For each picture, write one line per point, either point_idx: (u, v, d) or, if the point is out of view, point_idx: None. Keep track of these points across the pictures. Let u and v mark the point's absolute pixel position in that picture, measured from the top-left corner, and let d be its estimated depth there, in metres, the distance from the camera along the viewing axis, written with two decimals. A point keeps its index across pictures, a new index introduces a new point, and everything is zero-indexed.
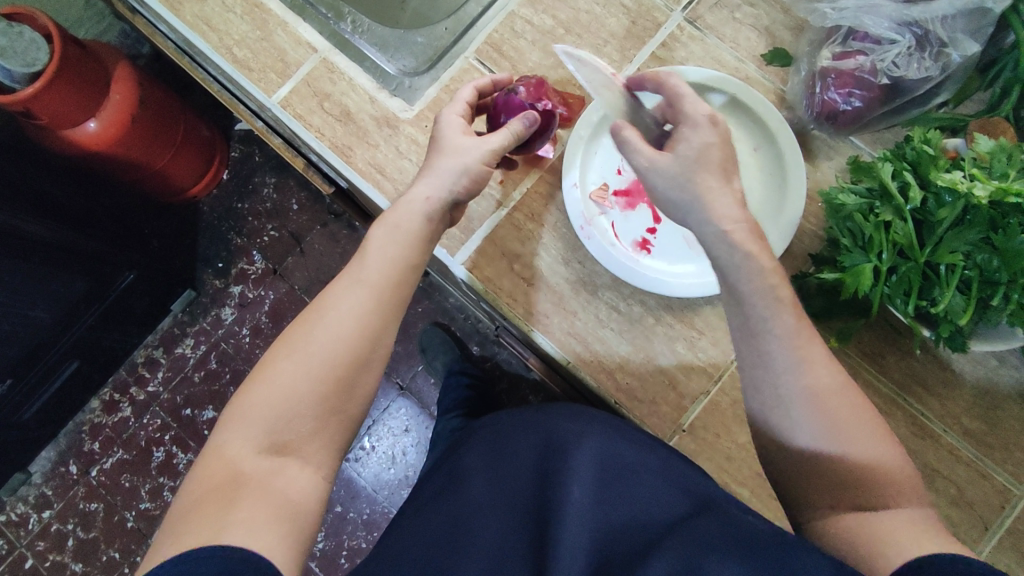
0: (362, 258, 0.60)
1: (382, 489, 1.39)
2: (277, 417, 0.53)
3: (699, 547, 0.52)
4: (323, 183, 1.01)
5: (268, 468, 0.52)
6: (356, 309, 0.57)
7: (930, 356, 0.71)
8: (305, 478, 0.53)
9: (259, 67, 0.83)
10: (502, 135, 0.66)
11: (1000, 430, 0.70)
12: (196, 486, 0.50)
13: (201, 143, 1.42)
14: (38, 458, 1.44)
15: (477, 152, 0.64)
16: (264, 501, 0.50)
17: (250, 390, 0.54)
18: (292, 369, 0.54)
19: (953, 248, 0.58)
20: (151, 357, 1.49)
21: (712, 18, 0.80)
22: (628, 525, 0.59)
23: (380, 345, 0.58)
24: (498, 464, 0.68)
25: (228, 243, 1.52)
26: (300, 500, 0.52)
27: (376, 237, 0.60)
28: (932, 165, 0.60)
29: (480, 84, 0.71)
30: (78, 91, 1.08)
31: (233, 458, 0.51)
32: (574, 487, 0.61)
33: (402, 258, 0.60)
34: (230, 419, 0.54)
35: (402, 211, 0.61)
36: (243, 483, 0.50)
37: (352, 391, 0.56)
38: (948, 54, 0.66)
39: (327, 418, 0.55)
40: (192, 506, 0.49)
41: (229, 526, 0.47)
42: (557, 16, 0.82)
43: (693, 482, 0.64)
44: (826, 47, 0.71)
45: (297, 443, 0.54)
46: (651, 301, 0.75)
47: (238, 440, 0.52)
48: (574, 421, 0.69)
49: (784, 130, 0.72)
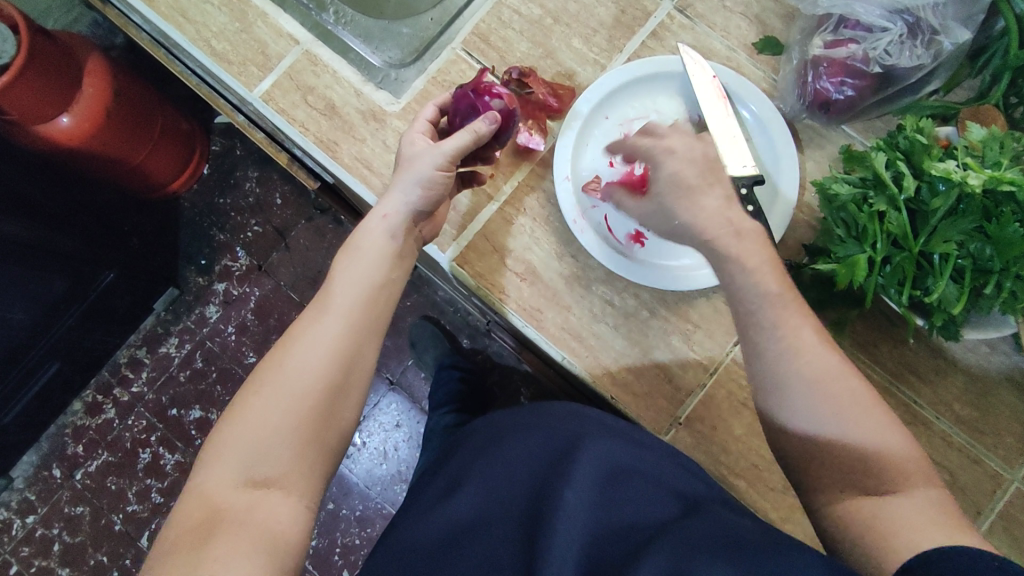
0: (329, 287, 0.62)
1: (375, 485, 1.38)
2: (252, 451, 0.54)
3: (680, 550, 0.52)
4: (307, 178, 0.99)
5: (248, 502, 0.53)
6: (326, 336, 0.58)
7: (922, 345, 0.72)
8: (287, 508, 0.54)
9: (239, 60, 0.81)
10: (459, 137, 0.66)
11: (991, 416, 0.71)
12: (175, 527, 0.52)
13: (179, 136, 1.39)
14: (20, 463, 1.41)
15: (431, 160, 0.65)
16: (241, 535, 0.50)
17: (225, 428, 0.56)
18: (264, 403, 0.56)
19: (947, 237, 0.59)
20: (135, 358, 1.46)
21: (702, 6, 0.79)
22: (622, 528, 0.58)
23: (355, 368, 0.59)
24: (492, 468, 0.67)
25: (210, 240, 1.49)
26: (281, 530, 0.53)
27: (341, 265, 0.64)
28: (925, 154, 0.60)
29: (439, 102, 0.72)
30: (49, 84, 1.05)
31: (212, 495, 0.53)
32: (570, 490, 0.59)
33: (367, 279, 0.62)
34: (207, 457, 0.56)
35: (363, 234, 0.64)
36: (221, 519, 0.51)
37: (329, 417, 0.57)
38: (939, 42, 0.66)
39: (306, 446, 0.56)
40: (170, 546, 0.50)
41: (204, 564, 0.48)
42: (545, 5, 0.80)
43: (686, 482, 0.64)
44: (818, 35, 0.70)
45: (275, 474, 0.54)
46: (646, 294, 0.75)
47: (216, 476, 0.54)
48: (567, 424, 0.69)
49: (777, 119, 0.73)
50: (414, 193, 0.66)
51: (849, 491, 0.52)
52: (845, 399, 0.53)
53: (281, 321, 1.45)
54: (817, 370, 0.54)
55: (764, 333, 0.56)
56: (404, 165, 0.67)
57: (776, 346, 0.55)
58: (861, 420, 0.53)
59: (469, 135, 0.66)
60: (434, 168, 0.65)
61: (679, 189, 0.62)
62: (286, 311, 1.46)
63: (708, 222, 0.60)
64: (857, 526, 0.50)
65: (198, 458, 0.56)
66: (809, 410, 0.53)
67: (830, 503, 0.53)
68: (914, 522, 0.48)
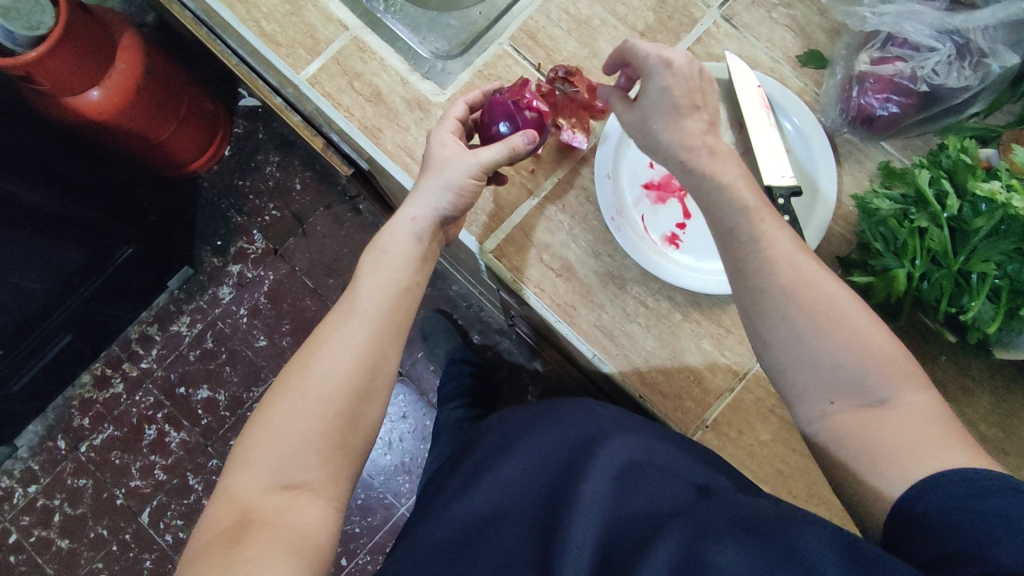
0: (354, 290, 0.62)
1: (379, 474, 1.38)
2: (281, 458, 0.55)
3: (694, 532, 0.52)
4: (341, 164, 0.99)
5: (278, 505, 0.53)
6: (352, 342, 0.59)
7: (950, 363, 0.73)
8: (316, 511, 0.55)
9: (288, 42, 0.82)
10: (494, 148, 0.66)
11: (1015, 436, 0.72)
12: (206, 531, 0.52)
13: (204, 117, 1.39)
14: (25, 432, 1.41)
15: (464, 167, 0.65)
16: (272, 536, 0.51)
17: (251, 434, 0.57)
18: (291, 409, 0.56)
19: (986, 257, 0.59)
20: (146, 334, 1.46)
21: (748, 16, 0.81)
22: (639, 517, 0.58)
23: (379, 373, 0.59)
24: (509, 463, 0.67)
25: (227, 221, 1.49)
26: (309, 532, 0.53)
27: (367, 268, 0.63)
28: (970, 173, 0.61)
29: (470, 99, 0.72)
30: (84, 56, 1.05)
31: (242, 499, 0.54)
32: (587, 483, 0.60)
33: (394, 283, 0.62)
34: (236, 459, 0.56)
35: (390, 237, 0.64)
36: (252, 521, 0.52)
37: (354, 423, 0.58)
38: (988, 65, 0.67)
39: (331, 452, 0.56)
40: (202, 549, 0.51)
41: (238, 565, 0.48)
42: (593, 7, 0.82)
43: (698, 472, 0.63)
44: (865, 52, 0.72)
45: (304, 477, 0.55)
46: (679, 297, 0.76)
47: (245, 480, 0.54)
48: (584, 421, 0.69)
49: (818, 132, 0.73)
50: (443, 197, 0.65)
51: (840, 402, 0.54)
52: (831, 309, 0.54)
53: (294, 306, 1.46)
54: (798, 280, 0.55)
55: (771, 324, 0.56)
56: (433, 166, 0.66)
57: (759, 266, 0.57)
58: (851, 328, 0.54)
59: (505, 148, 0.66)
60: (465, 176, 0.65)
61: (666, 108, 0.61)
62: (300, 296, 1.46)
63: (687, 140, 0.61)
64: (850, 440, 0.52)
65: (226, 464, 0.57)
66: (794, 322, 0.54)
67: (822, 415, 0.55)
68: (910, 437, 0.50)
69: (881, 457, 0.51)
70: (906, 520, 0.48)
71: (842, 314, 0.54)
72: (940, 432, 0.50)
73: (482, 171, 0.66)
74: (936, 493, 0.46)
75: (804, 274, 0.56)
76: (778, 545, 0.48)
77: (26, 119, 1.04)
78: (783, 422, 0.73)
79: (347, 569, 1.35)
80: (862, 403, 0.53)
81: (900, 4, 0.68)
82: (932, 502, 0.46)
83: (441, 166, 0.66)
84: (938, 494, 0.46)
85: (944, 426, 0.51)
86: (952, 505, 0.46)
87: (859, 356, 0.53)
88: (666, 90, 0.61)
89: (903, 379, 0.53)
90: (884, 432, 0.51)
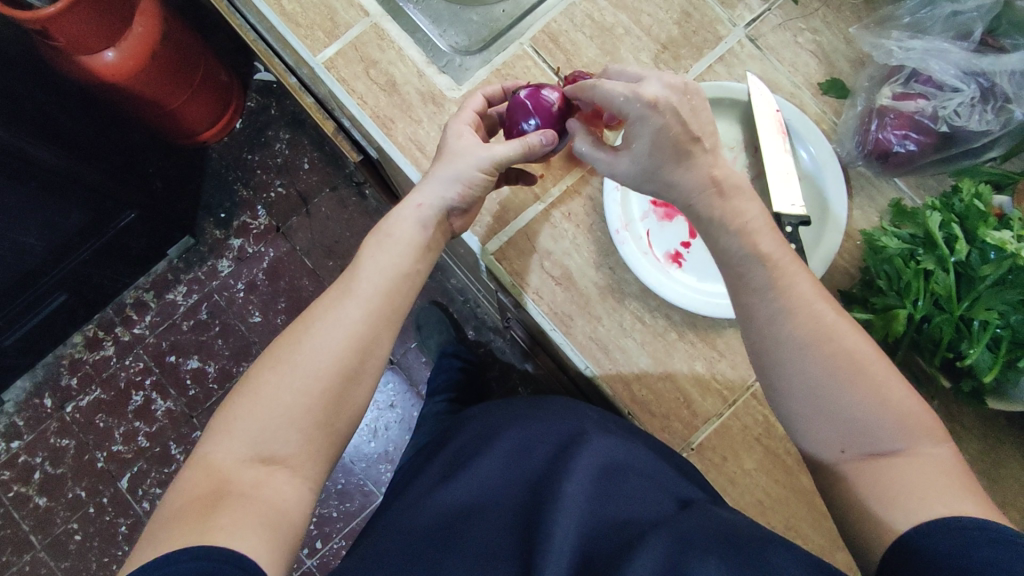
0: (354, 271, 0.61)
1: (361, 461, 1.37)
2: (262, 430, 0.54)
3: (676, 543, 0.52)
4: (351, 150, 0.98)
5: (254, 479, 0.52)
6: (345, 323, 0.58)
7: (945, 407, 0.72)
8: (293, 489, 0.54)
9: (307, 23, 0.81)
10: (511, 144, 0.64)
11: (1000, 487, 0.71)
12: (181, 496, 0.50)
13: (217, 88, 1.37)
14: (12, 387, 1.41)
15: (475, 160, 0.63)
16: (249, 509, 0.50)
17: (236, 403, 0.55)
18: (279, 382, 0.55)
19: (990, 306, 0.59)
20: (141, 300, 1.45)
21: (773, 39, 0.80)
22: (618, 523, 0.57)
23: (371, 356, 0.59)
24: (490, 459, 0.66)
25: (233, 194, 1.48)
26: (285, 508, 0.52)
27: (368, 251, 0.62)
28: (980, 221, 0.60)
29: (488, 93, 0.71)
30: (102, 17, 1.02)
31: (219, 469, 0.52)
32: (570, 482, 0.59)
33: (394, 267, 0.61)
34: (216, 428, 0.55)
35: (396, 221, 0.63)
36: (228, 492, 0.51)
37: (339, 405, 0.57)
38: (1010, 110, 0.67)
39: (314, 431, 0.55)
40: (174, 515, 0.49)
41: (215, 531, 0.47)
42: (618, 16, 0.81)
43: (682, 486, 0.63)
44: (887, 86, 0.72)
45: (286, 453, 0.54)
46: (677, 316, 0.75)
47: (224, 449, 0.53)
48: (568, 419, 0.69)
49: (831, 164, 0.72)
50: (451, 188, 0.64)
51: (852, 452, 0.52)
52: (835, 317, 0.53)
53: (291, 285, 1.45)
54: (813, 331, 0.53)
55: (752, 299, 0.56)
56: (445, 155, 0.65)
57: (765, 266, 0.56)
58: (855, 339, 0.52)
59: (520, 146, 0.64)
60: (475, 169, 0.64)
61: (666, 151, 0.56)
62: (298, 276, 1.45)
63: None
64: (860, 475, 0.51)
65: (204, 430, 0.55)
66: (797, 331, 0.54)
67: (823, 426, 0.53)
68: (917, 479, 0.49)
69: (888, 498, 0.49)
70: (905, 553, 0.46)
71: (861, 367, 0.52)
72: (952, 481, 0.48)
73: (495, 168, 0.64)
74: (939, 539, 0.45)
75: (816, 295, 0.55)
76: (758, 565, 0.49)
77: (36, 73, 1.00)
78: (768, 452, 0.73)
79: (321, 552, 1.34)
80: (871, 415, 0.51)
81: (928, 41, 0.69)
82: (935, 547, 0.45)
83: (453, 156, 0.65)
84: (943, 538, 0.45)
85: (955, 475, 0.49)
86: (956, 552, 0.44)
87: (864, 366, 0.52)
88: (658, 135, 0.55)
89: (921, 433, 0.51)
90: (895, 474, 0.50)
